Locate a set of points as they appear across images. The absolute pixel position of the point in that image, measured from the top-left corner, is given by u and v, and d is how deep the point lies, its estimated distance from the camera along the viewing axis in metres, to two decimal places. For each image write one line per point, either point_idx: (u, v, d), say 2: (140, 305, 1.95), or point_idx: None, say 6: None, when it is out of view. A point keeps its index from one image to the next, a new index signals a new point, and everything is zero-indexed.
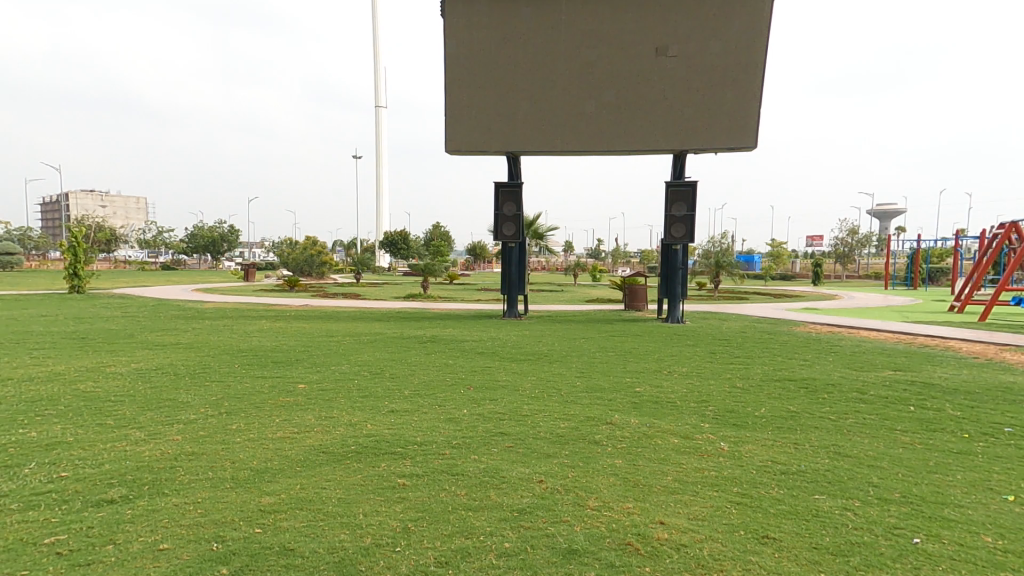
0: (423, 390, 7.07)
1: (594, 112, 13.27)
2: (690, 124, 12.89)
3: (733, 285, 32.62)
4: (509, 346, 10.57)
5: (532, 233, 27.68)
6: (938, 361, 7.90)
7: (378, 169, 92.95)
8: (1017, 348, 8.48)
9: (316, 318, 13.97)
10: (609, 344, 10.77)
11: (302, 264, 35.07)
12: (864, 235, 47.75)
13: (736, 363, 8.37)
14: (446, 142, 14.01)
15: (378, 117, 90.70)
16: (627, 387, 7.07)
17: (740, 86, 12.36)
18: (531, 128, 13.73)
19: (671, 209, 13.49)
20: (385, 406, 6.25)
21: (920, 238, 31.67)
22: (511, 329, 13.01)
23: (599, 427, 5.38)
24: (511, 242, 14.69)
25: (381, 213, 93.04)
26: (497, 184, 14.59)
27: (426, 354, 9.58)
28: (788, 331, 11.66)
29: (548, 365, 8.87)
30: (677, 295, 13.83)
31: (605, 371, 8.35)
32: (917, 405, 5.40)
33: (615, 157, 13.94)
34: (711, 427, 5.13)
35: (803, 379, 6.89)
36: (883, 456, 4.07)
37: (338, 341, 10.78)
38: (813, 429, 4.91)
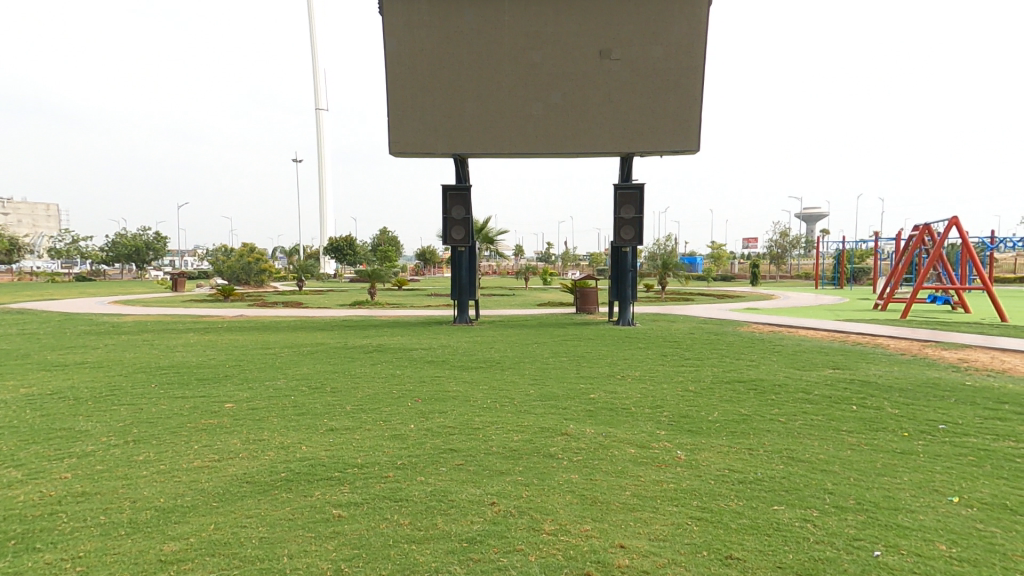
0: (366, 405, 6.62)
1: (542, 114, 13.19)
2: (636, 127, 13.04)
3: (678, 287, 33.68)
4: (460, 353, 10.22)
5: (482, 237, 27.45)
6: (871, 358, 8.23)
7: (321, 173, 89.95)
8: (939, 343, 9.00)
9: (251, 329, 13.07)
10: (562, 349, 10.62)
11: (238, 272, 33.10)
12: (795, 237, 50.67)
13: (687, 366, 8.40)
14: (390, 143, 13.55)
15: (320, 120, 87.85)
16: (581, 394, 6.91)
17: (682, 90, 12.59)
18: (478, 129, 13.49)
19: (619, 212, 13.59)
20: (324, 424, 5.77)
21: (846, 240, 33.84)
22: (461, 335, 12.67)
23: (554, 438, 5.16)
24: (460, 246, 14.36)
25: (325, 219, 89.98)
26: (444, 187, 14.22)
27: (371, 364, 9.07)
28: (733, 332, 11.97)
29: (500, 372, 8.62)
30: (627, 297, 13.96)
31: (559, 377, 8.17)
32: (859, 404, 5.51)
33: (563, 159, 13.91)
34: (667, 435, 5.03)
35: (752, 381, 7.00)
36: (835, 459, 4.07)
37: (274, 353, 10.06)
38: (766, 433, 4.89)
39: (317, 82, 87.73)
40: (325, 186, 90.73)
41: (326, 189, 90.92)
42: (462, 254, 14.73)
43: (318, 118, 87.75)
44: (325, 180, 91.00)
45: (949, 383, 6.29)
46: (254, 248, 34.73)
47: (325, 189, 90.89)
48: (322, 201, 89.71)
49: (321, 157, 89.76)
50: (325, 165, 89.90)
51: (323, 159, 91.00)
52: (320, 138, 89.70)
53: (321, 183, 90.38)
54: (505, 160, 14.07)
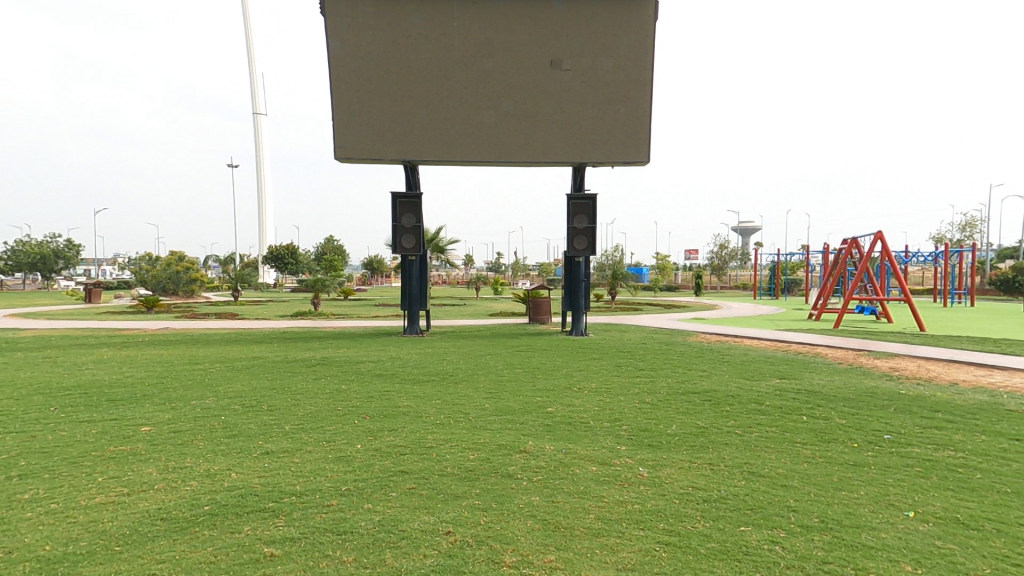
0: (307, 424, 6.12)
1: (495, 122, 13.06)
2: (587, 137, 13.15)
3: (627, 297, 34.42)
4: (410, 366, 9.78)
5: (432, 246, 27.00)
6: (814, 367, 8.53)
7: (260, 179, 86.12)
8: (872, 352, 9.49)
9: (179, 343, 12.04)
10: (516, 361, 10.40)
11: (163, 282, 30.92)
12: (733, 250, 53.28)
13: (641, 377, 8.39)
14: (336, 148, 13.02)
15: (259, 124, 84.33)
16: (538, 407, 6.70)
17: (630, 101, 12.81)
18: (429, 136, 13.17)
19: (572, 221, 13.62)
20: (259, 447, 5.25)
21: (780, 253, 35.80)
22: (411, 346, 12.22)
23: (512, 456, 4.90)
24: (410, 254, 13.93)
25: (264, 227, 86.10)
26: (394, 194, 13.78)
27: (313, 379, 8.49)
28: (683, 342, 12.20)
29: (453, 386, 8.30)
30: (580, 307, 13.98)
31: (514, 390, 7.93)
32: (809, 415, 5.60)
33: (516, 167, 13.82)
34: (628, 450, 4.91)
35: (705, 392, 7.05)
36: (795, 472, 4.05)
37: (204, 369, 9.26)
38: (725, 446, 4.85)
39: (256, 85, 84.38)
40: (264, 193, 86.91)
41: (265, 196, 87.16)
42: (413, 263, 14.29)
43: (257, 122, 84.25)
44: (265, 186, 87.25)
45: (887, 391, 6.55)
46: (184, 257, 32.62)
47: (264, 197, 87.13)
48: (261, 208, 85.81)
49: (261, 162, 86.04)
50: (264, 171, 86.22)
51: (263, 164, 87.24)
52: (259, 143, 86.04)
53: (260, 189, 86.49)
54: (457, 167, 13.82)
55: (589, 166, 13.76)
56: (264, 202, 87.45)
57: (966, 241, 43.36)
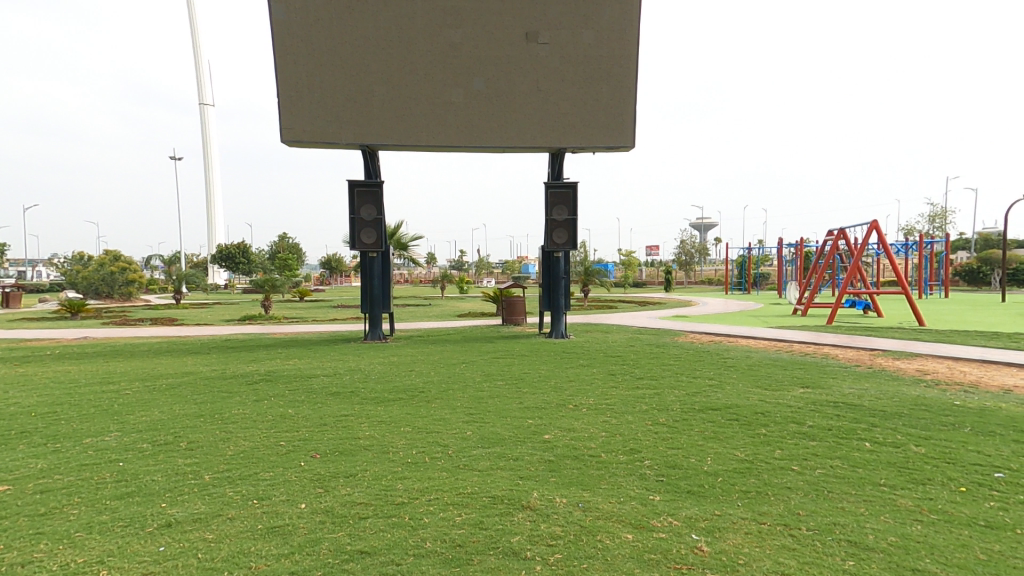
0: (234, 470, 4.41)
1: (464, 103, 11.68)
2: (567, 120, 11.99)
3: (598, 295, 33.68)
4: (374, 381, 8.28)
5: (395, 243, 25.45)
6: (833, 373, 7.66)
7: (207, 175, 81.34)
8: (887, 353, 8.74)
9: (94, 356, 10.09)
10: (497, 371, 9.06)
11: (95, 283, 28.05)
12: (699, 245, 53.82)
13: (645, 389, 7.23)
14: (283, 130, 11.28)
15: (205, 115, 79.62)
16: (533, 435, 5.44)
17: (613, 80, 11.70)
18: (390, 117, 11.68)
19: (551, 213, 12.41)
20: (155, 516, 3.64)
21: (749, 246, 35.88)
22: (374, 355, 10.73)
23: (515, 517, 3.57)
24: (371, 251, 12.39)
25: (213, 224, 81.36)
26: (350, 182, 12.19)
27: (255, 400, 6.86)
28: (675, 343, 11.24)
29: (426, 405, 6.94)
30: (560, 307, 12.85)
31: (499, 410, 6.61)
32: (870, 441, 4.58)
33: (489, 154, 12.52)
34: (666, 502, 3.69)
35: (728, 408, 5.97)
36: (917, 546, 2.89)
37: (116, 389, 7.53)
38: (791, 494, 3.69)
39: (200, 73, 79.80)
40: (212, 189, 82.20)
41: (214, 193, 82.50)
42: (374, 261, 12.75)
43: (201, 113, 79.47)
44: (213, 182, 82.53)
45: (938, 403, 5.64)
46: (118, 257, 29.67)
47: (213, 193, 82.41)
48: (209, 205, 81.02)
49: (208, 157, 81.33)
50: (213, 165, 81.42)
51: (210, 159, 82.49)
52: (206, 136, 81.46)
53: (207, 185, 81.68)
54: (422, 153, 12.39)
55: (568, 153, 12.60)
56: (212, 199, 82.68)
57: (934, 229, 44.80)
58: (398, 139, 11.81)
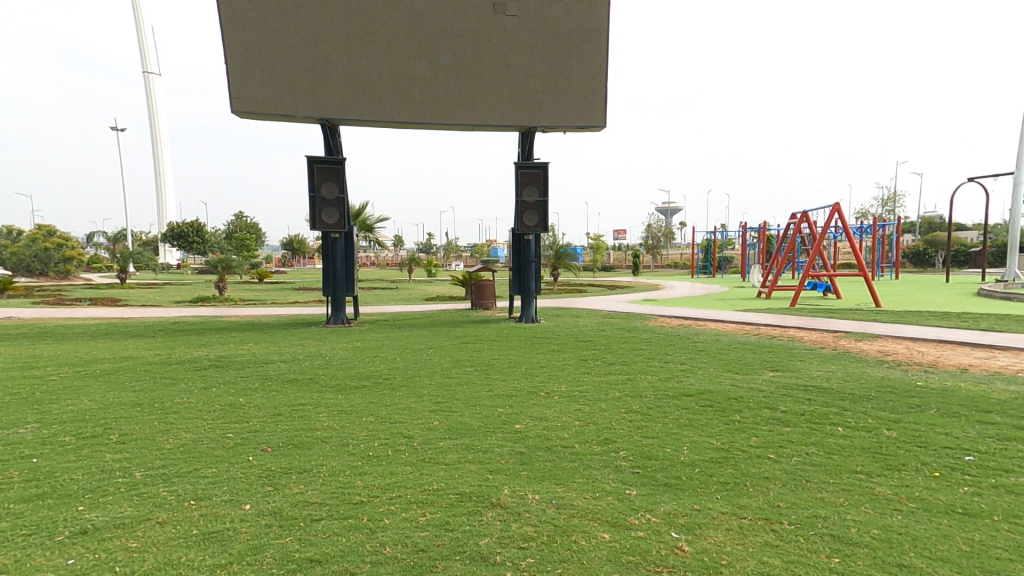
0: (169, 467, 3.98)
1: (431, 76, 11.13)
2: (537, 98, 11.62)
3: (567, 279, 33.79)
4: (334, 367, 7.87)
5: (359, 225, 24.66)
6: (800, 356, 7.71)
7: (155, 150, 76.97)
8: (850, 336, 8.89)
9: (21, 339, 9.24)
10: (465, 356, 8.77)
11: (27, 260, 26.22)
12: (665, 229, 54.65)
13: (616, 375, 7.09)
14: (233, 100, 10.48)
15: (151, 85, 75.01)
16: (503, 425, 5.20)
17: (584, 57, 11.38)
18: (351, 90, 11.03)
19: (521, 194, 12.09)
20: (72, 523, 3.21)
21: (713, 230, 36.50)
22: (335, 340, 10.26)
23: (483, 517, 3.32)
24: (333, 232, 11.80)
25: (164, 202, 77.35)
26: (309, 159, 11.51)
27: (201, 387, 6.36)
28: (644, 327, 11.20)
29: (389, 393, 6.61)
30: (530, 291, 12.63)
31: (468, 398, 6.35)
32: (843, 425, 4.54)
33: (456, 131, 12.03)
34: (643, 496, 3.51)
35: (700, 394, 5.88)
36: (901, 539, 2.80)
37: (41, 375, 6.87)
38: (769, 484, 3.57)
39: (146, 40, 74.92)
40: (161, 165, 77.93)
41: (164, 169, 78.24)
42: (336, 242, 12.17)
43: (148, 84, 74.95)
44: (163, 157, 78.22)
45: (903, 384, 5.70)
46: (53, 232, 27.91)
47: (163, 169, 78.15)
48: (159, 181, 76.85)
49: (157, 130, 76.90)
50: (162, 140, 77.06)
51: (159, 133, 78.06)
52: (154, 109, 76.88)
53: (157, 161, 77.45)
54: (386, 129, 11.79)
55: (539, 132, 12.25)
56: (162, 175, 78.43)
57: (887, 215, 46.67)
58: (360, 114, 11.18)
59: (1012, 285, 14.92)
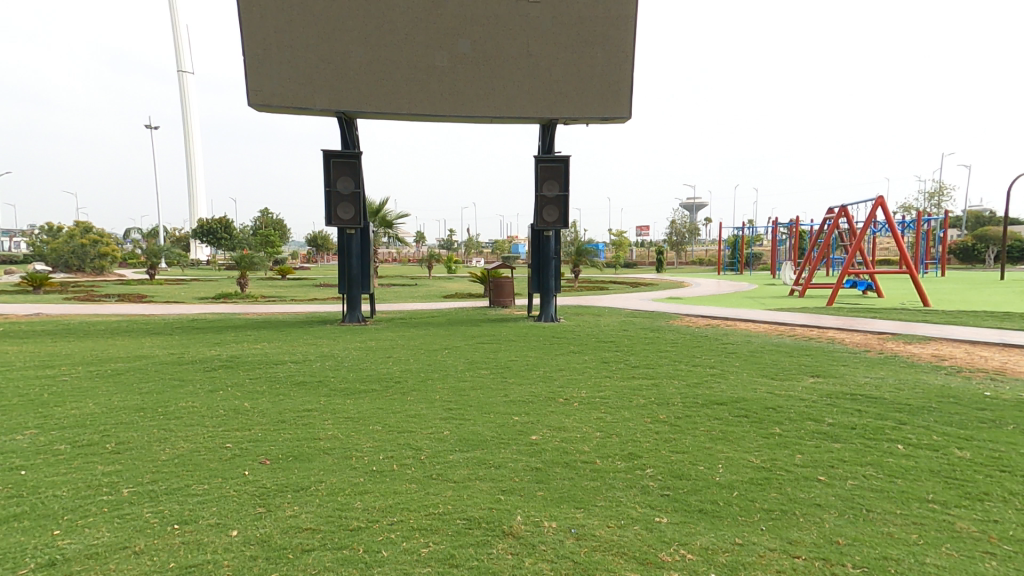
0: (159, 482, 3.69)
1: (448, 67, 10.77)
2: (559, 88, 11.14)
3: (589, 275, 33.21)
4: (347, 369, 7.58)
5: (379, 221, 24.55)
6: (842, 360, 7.10)
7: (185, 149, 78.86)
8: (897, 338, 8.20)
9: (40, 336, 9.24)
10: (482, 358, 8.39)
11: (66, 257, 27.02)
12: (690, 225, 53.39)
13: (641, 380, 6.62)
14: (250, 92, 10.29)
15: (181, 84, 76.84)
16: (519, 436, 4.80)
17: (610, 44, 10.84)
18: (368, 82, 10.73)
19: (541, 188, 11.65)
20: (40, 551, 2.92)
21: (743, 225, 35.34)
22: (349, 339, 10.02)
23: (493, 549, 2.92)
24: (348, 227, 11.56)
25: (194, 199, 79.27)
26: (325, 153, 11.28)
27: (208, 389, 6.12)
28: (671, 327, 10.66)
29: (400, 397, 6.28)
30: (550, 289, 12.19)
31: (482, 404, 5.97)
32: (903, 442, 3.99)
33: (474, 124, 11.65)
34: (676, 526, 3.07)
35: (735, 402, 5.37)
36: None
37: (52, 375, 6.76)
38: (824, 514, 3.08)
39: (177, 41, 76.76)
40: (192, 163, 79.84)
41: (193, 167, 80.15)
42: (352, 238, 11.93)
43: (178, 83, 76.86)
44: (194, 156, 80.08)
45: (967, 396, 5.09)
46: (89, 228, 28.53)
47: (193, 168, 79.98)
48: (189, 180, 78.74)
49: (187, 128, 78.85)
50: (192, 140, 78.85)
51: (189, 133, 79.90)
52: (184, 109, 78.76)
53: (187, 159, 79.44)
54: (402, 122, 11.47)
55: (560, 124, 11.77)
56: (193, 174, 80.33)
57: (930, 208, 44.61)
58: (376, 106, 10.88)
59: None
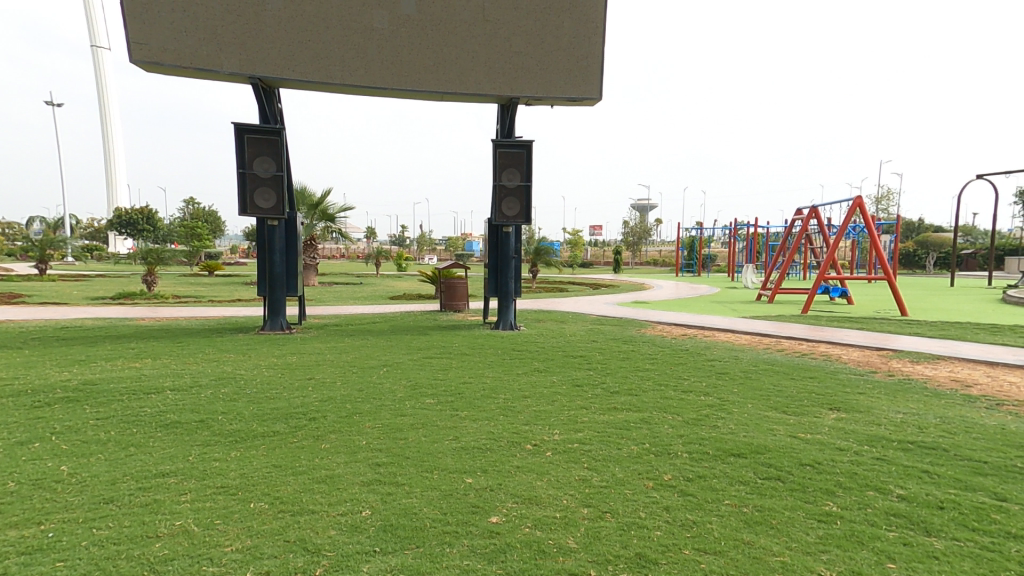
0: None
1: (390, 29, 9.07)
2: (521, 60, 9.64)
3: (547, 276, 32.11)
4: (246, 399, 5.78)
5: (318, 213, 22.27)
6: (856, 383, 6.01)
7: (104, 132, 72.73)
8: (902, 355, 7.26)
9: None
10: (429, 380, 6.78)
11: None
12: (645, 225, 53.68)
13: (626, 416, 5.26)
14: (131, 47, 8.19)
15: (98, 61, 70.45)
16: (472, 522, 3.28)
17: (578, 12, 9.49)
18: (289, 42, 8.86)
19: (500, 177, 10.15)
20: None
21: (699, 227, 35.31)
22: (263, 352, 8.18)
23: None
24: (269, 218, 9.60)
25: (113, 186, 72.96)
26: (237, 126, 9.28)
27: (17, 444, 4.23)
28: (645, 338, 9.45)
29: (309, 444, 4.61)
30: (510, 292, 10.76)
31: (423, 455, 4.41)
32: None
33: (422, 100, 9.98)
34: None
35: (759, 453, 4.05)
36: None
37: None
38: None
39: (90, 14, 70.47)
40: (113, 146, 73.27)
41: (113, 151, 73.78)
42: (274, 231, 9.96)
43: (94, 59, 70.69)
44: (115, 139, 73.43)
45: None
46: None
47: (113, 152, 73.65)
48: (108, 165, 72.43)
49: (106, 109, 72.55)
50: (111, 121, 72.63)
51: (109, 114, 73.39)
52: (101, 87, 72.21)
53: (104, 143, 73.20)
54: (335, 93, 9.64)
55: (521, 104, 10.29)
56: (113, 160, 73.94)
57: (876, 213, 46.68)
58: (300, 73, 9.00)
59: None
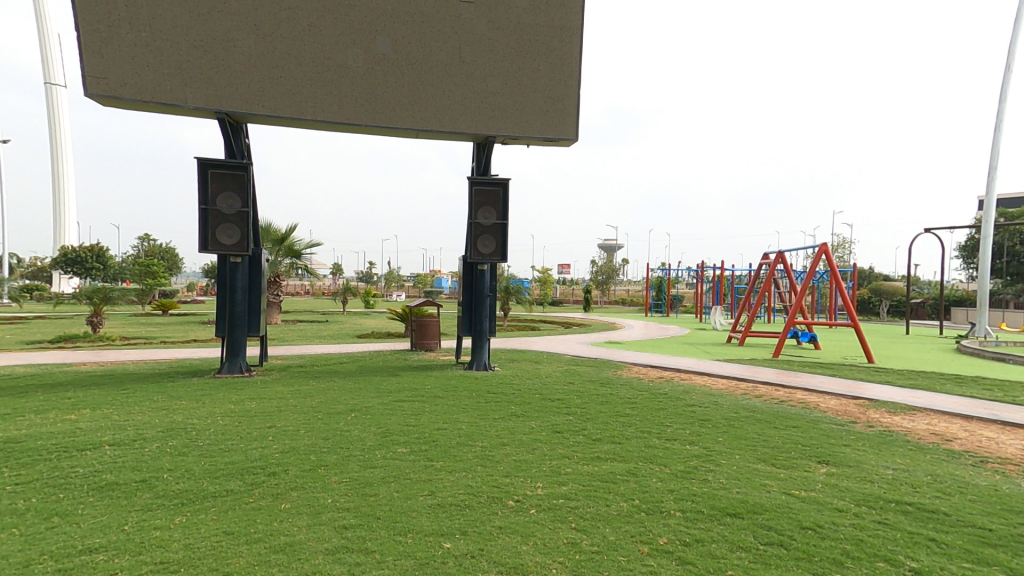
0: None
1: (367, 68, 9.05)
2: (497, 102, 9.74)
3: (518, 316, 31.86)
4: (197, 452, 5.25)
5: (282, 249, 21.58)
6: (840, 434, 5.94)
7: (56, 165, 69.93)
8: (878, 404, 7.27)
9: None
10: (400, 427, 6.34)
11: None
12: (612, 266, 54.53)
13: (612, 467, 5.00)
14: (89, 79, 7.85)
15: (53, 94, 68.47)
16: None
17: (553, 57, 9.73)
18: (260, 76, 8.69)
19: (475, 216, 10.05)
20: None
21: (666, 268, 36.08)
22: (219, 398, 7.56)
23: None
24: (231, 254, 9.15)
25: (62, 220, 69.58)
26: (201, 159, 8.92)
27: None
28: (623, 381, 9.29)
29: (266, 505, 4.14)
30: (484, 333, 10.48)
31: (396, 515, 4.02)
32: None
33: (396, 138, 9.89)
34: None
35: (757, 513, 3.85)
36: None
37: None
38: None
39: (48, 49, 69.04)
40: (64, 180, 70.36)
41: (65, 185, 70.80)
42: (237, 268, 9.47)
43: (50, 93, 68.76)
44: (67, 172, 70.60)
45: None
46: None
47: (65, 185, 70.71)
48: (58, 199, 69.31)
49: (59, 143, 70.06)
50: (64, 155, 70.04)
51: (62, 147, 70.85)
52: (55, 121, 69.89)
53: (55, 177, 70.27)
54: (307, 128, 9.45)
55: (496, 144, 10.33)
56: (64, 194, 70.84)
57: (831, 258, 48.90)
58: (270, 107, 8.78)
59: (989, 342, 14.30)
